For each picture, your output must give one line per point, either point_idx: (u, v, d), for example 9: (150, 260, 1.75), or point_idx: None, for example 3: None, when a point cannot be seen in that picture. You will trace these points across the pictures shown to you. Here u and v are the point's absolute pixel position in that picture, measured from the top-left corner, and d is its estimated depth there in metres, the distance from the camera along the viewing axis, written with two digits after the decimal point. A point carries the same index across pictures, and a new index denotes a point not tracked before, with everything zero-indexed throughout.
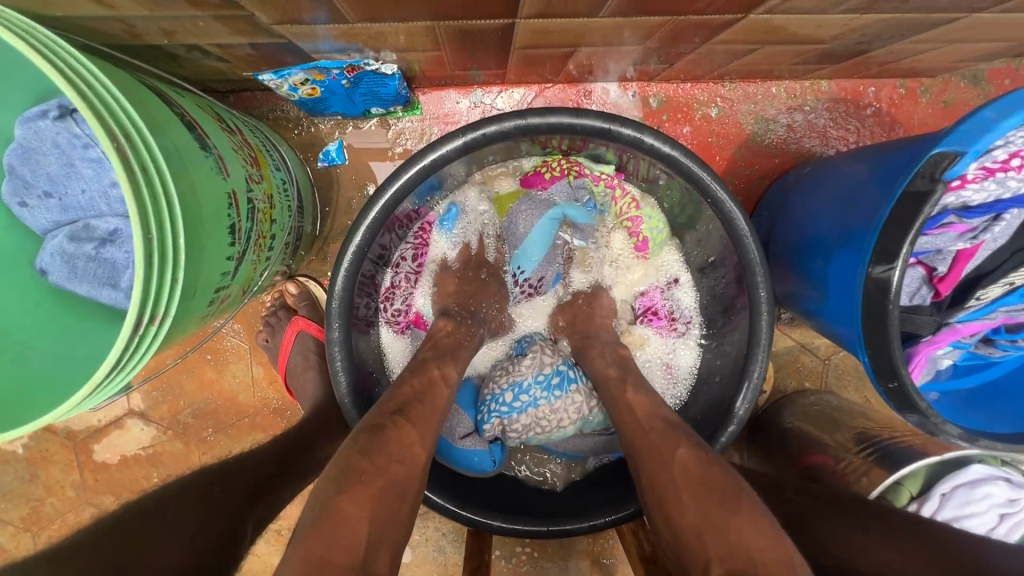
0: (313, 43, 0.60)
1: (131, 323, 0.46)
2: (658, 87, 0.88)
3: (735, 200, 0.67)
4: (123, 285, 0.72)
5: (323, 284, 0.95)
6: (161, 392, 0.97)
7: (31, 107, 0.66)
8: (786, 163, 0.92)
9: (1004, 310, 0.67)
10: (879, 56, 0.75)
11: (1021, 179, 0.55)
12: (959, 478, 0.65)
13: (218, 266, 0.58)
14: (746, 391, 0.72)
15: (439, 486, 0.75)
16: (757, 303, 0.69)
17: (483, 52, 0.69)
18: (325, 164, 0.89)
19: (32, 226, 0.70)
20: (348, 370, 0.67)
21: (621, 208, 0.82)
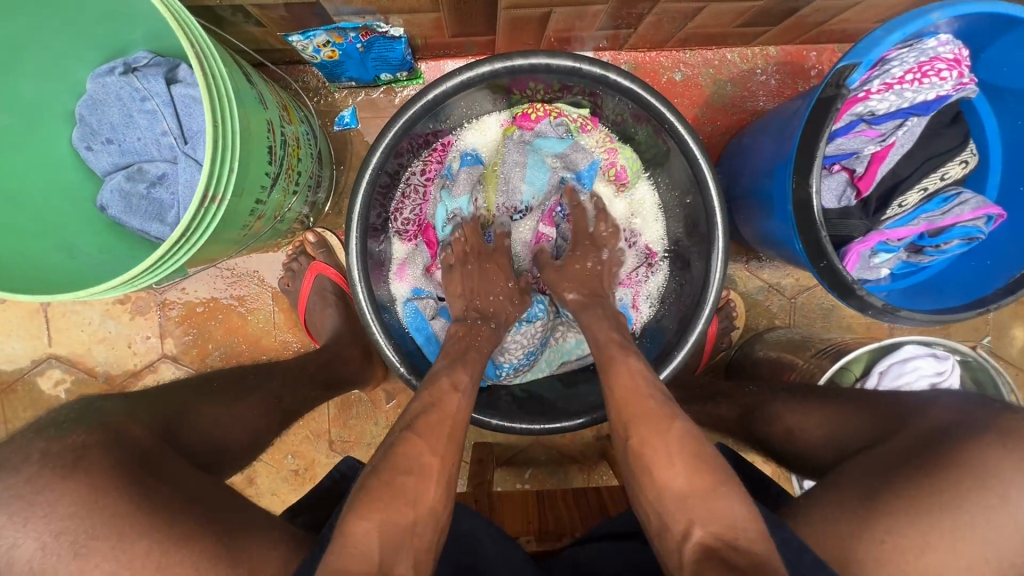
0: (336, 3, 0.74)
1: (194, 200, 0.58)
2: (628, 56, 1.02)
3: (690, 129, 0.78)
4: (169, 220, 0.83)
5: (339, 236, 1.07)
6: (192, 338, 1.08)
7: (101, 65, 0.79)
8: (743, 119, 1.05)
9: (925, 218, 0.78)
10: (810, 16, 0.88)
11: (915, 90, 0.67)
12: (893, 357, 0.76)
13: (258, 179, 0.70)
14: (710, 296, 0.82)
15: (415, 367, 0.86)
16: (712, 214, 0.81)
17: (473, 16, 0.83)
18: (341, 128, 1.02)
19: (94, 169, 0.83)
20: (361, 276, 0.78)
21: (602, 153, 0.94)
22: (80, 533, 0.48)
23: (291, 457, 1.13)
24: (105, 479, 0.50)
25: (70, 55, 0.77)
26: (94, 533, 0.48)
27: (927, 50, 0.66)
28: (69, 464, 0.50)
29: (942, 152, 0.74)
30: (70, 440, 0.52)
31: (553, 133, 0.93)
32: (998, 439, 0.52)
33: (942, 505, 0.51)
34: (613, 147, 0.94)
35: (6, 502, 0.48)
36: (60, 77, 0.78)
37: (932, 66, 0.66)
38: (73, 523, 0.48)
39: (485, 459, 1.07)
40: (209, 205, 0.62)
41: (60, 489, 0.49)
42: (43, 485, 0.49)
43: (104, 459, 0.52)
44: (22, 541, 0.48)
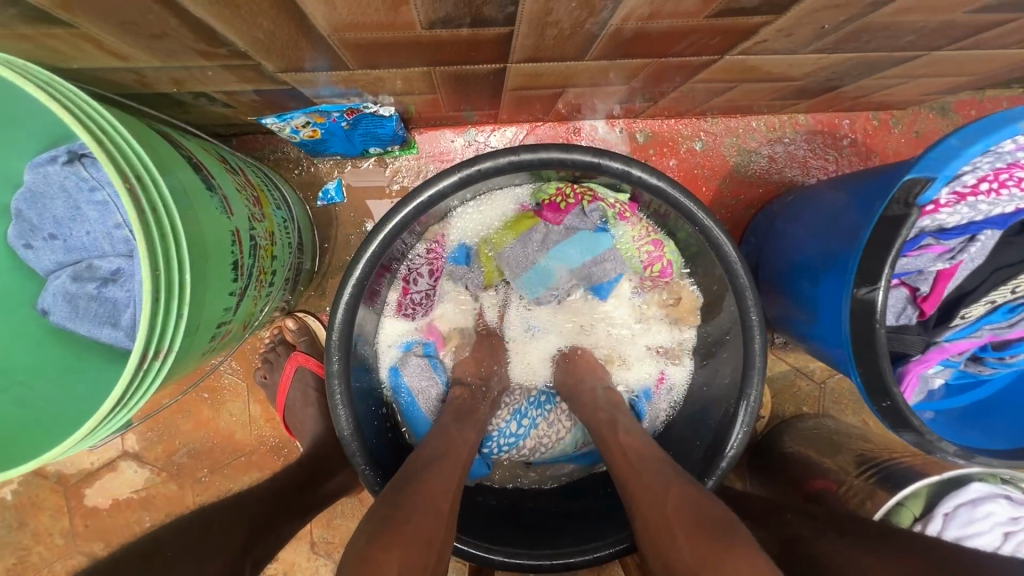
0: (315, 89, 0.63)
1: (132, 360, 0.47)
2: (644, 123, 0.93)
3: (721, 228, 0.69)
4: (123, 323, 0.73)
5: (322, 319, 0.96)
6: (156, 433, 0.96)
7: (41, 153, 0.68)
8: (769, 192, 0.96)
9: (989, 329, 0.69)
10: (850, 92, 0.79)
11: (991, 202, 0.57)
12: (959, 497, 0.66)
13: (221, 302, 0.59)
14: (743, 415, 0.72)
15: (383, 469, 0.74)
16: (750, 325, 0.71)
17: (474, 94, 0.73)
18: (324, 202, 0.91)
19: (35, 268, 0.71)
20: (344, 400, 0.67)
21: (641, 247, 0.84)
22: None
23: (268, 561, 1.01)
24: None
25: (3, 143, 0.66)
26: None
27: (1004, 155, 0.58)
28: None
29: (1012, 264, 0.64)
30: None
31: (586, 220, 0.83)
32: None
33: None
34: (656, 240, 0.84)
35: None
36: None
37: (1010, 176, 0.57)
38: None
39: (485, 566, 0.96)
40: (156, 356, 0.51)
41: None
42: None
43: None
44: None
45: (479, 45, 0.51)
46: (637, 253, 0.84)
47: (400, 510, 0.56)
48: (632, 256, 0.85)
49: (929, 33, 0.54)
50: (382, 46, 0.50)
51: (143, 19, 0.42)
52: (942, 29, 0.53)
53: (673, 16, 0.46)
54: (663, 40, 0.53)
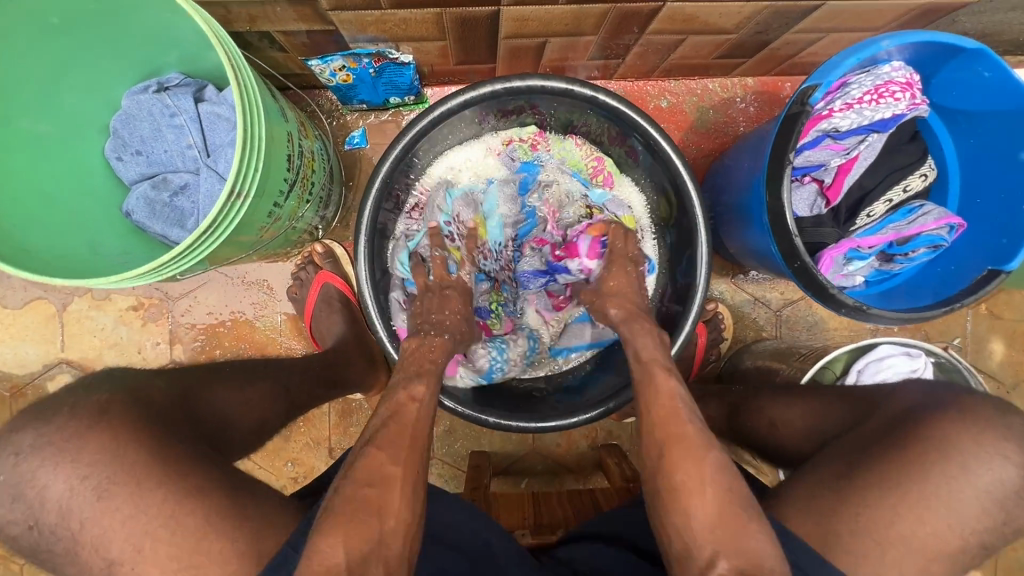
0: (353, 32, 0.82)
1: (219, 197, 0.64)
2: (618, 84, 1.11)
3: (673, 144, 0.85)
4: (189, 227, 0.90)
5: (345, 247, 1.13)
6: (200, 344, 1.12)
7: (136, 84, 0.87)
8: (725, 143, 1.13)
9: (892, 227, 0.84)
10: (781, 50, 0.97)
11: (873, 109, 0.74)
12: (870, 356, 0.81)
13: (276, 184, 0.77)
14: (695, 298, 0.87)
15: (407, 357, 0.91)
16: (694, 219, 0.86)
17: (477, 46, 0.91)
18: (351, 147, 1.10)
19: (122, 177, 0.89)
20: (368, 276, 0.83)
21: (587, 163, 1.04)
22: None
23: (290, 464, 1.15)
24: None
25: (108, 74, 0.84)
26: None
27: (881, 75, 0.74)
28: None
29: (901, 168, 0.81)
30: (104, 404, 0.57)
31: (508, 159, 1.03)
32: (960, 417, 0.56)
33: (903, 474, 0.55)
34: (594, 156, 1.03)
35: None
36: (99, 93, 0.85)
37: (886, 89, 0.73)
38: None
39: (482, 465, 1.09)
40: (226, 208, 0.68)
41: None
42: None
43: None
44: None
45: None
46: (583, 166, 1.03)
47: None
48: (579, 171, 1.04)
49: None
50: None
51: None
52: None
53: None
54: None
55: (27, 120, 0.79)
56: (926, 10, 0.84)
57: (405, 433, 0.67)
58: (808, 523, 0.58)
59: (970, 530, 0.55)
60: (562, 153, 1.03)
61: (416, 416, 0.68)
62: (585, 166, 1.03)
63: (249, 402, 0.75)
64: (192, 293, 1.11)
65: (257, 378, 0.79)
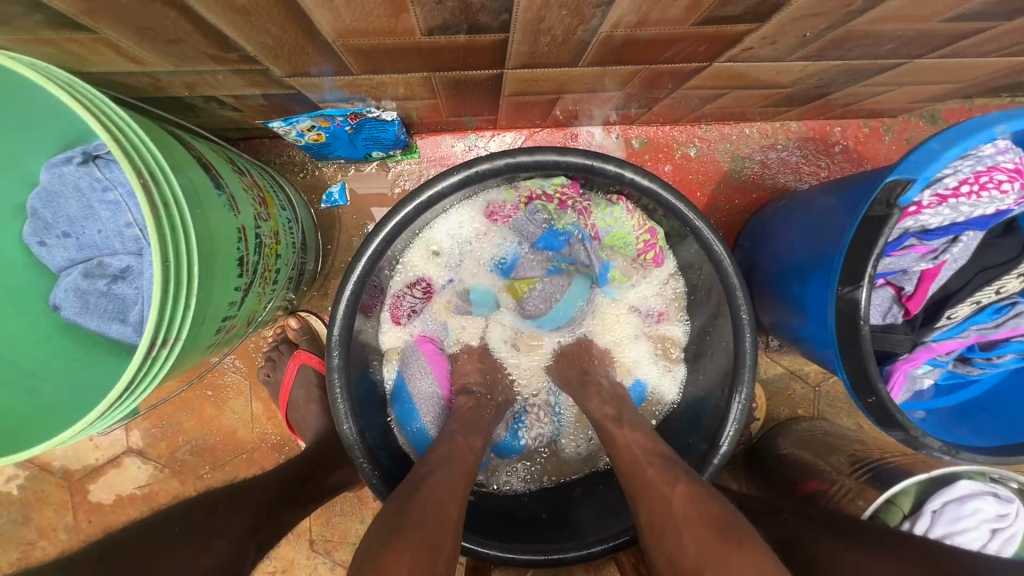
0: (320, 93, 0.66)
1: (142, 347, 0.49)
2: (640, 130, 0.95)
3: (714, 230, 0.71)
4: (131, 319, 0.75)
5: (324, 318, 0.98)
6: (160, 430, 0.98)
7: (57, 153, 0.71)
8: (763, 198, 0.98)
9: (975, 329, 0.70)
10: (839, 100, 0.81)
11: (972, 204, 0.59)
12: (947, 494, 0.66)
13: (227, 296, 0.61)
14: (734, 413, 0.74)
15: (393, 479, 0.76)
16: (740, 321, 0.72)
17: (475, 100, 0.75)
18: (328, 205, 0.94)
19: (48, 264, 0.74)
20: (345, 395, 0.69)
21: (638, 236, 0.84)
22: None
23: (267, 559, 1.02)
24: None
25: (20, 144, 0.68)
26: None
27: (983, 159, 0.59)
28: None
29: (995, 265, 0.65)
30: None
31: (531, 224, 0.86)
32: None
33: None
34: (649, 227, 0.83)
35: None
36: (11, 167, 0.70)
37: (991, 178, 0.58)
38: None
39: (482, 565, 0.97)
40: (156, 351, 0.53)
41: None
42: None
43: None
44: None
45: (477, 51, 0.54)
46: (630, 243, 0.84)
47: (405, 512, 0.56)
48: (626, 246, 0.85)
49: (908, 41, 0.56)
50: (384, 52, 0.53)
51: (160, 24, 0.45)
52: (919, 38, 0.56)
53: (659, 23, 0.49)
54: (651, 47, 0.55)
55: None
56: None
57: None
58: None
59: None
60: (609, 224, 0.83)
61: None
62: (633, 240, 0.84)
63: (199, 565, 0.61)
64: None
65: (209, 525, 0.65)
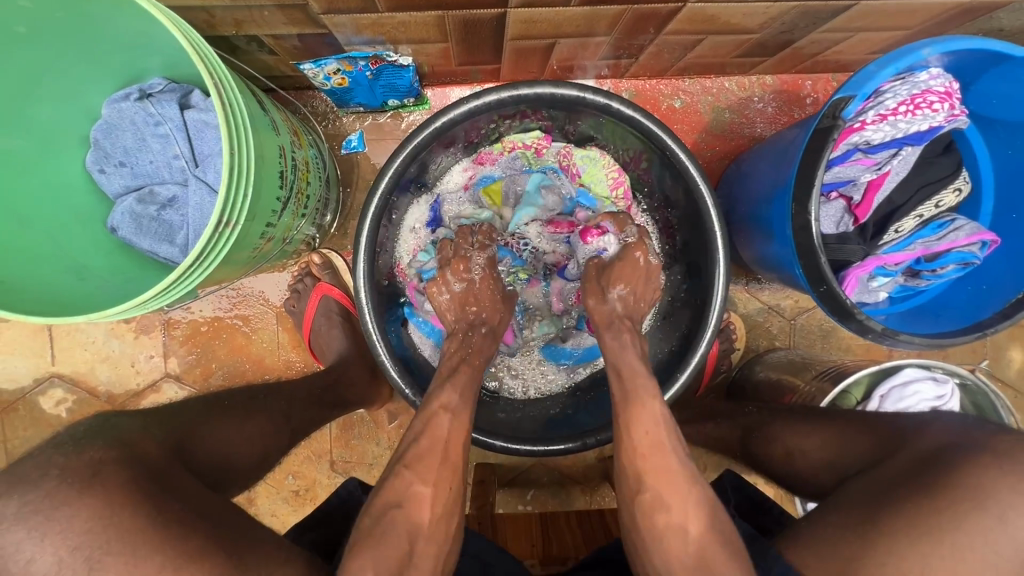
0: (347, 34, 0.76)
1: (210, 226, 0.59)
2: (629, 83, 1.05)
3: (690, 155, 0.81)
4: (178, 241, 0.85)
5: (344, 257, 1.08)
6: (195, 357, 1.08)
7: (116, 91, 0.81)
8: (741, 146, 1.08)
9: (921, 243, 0.79)
10: (805, 49, 0.91)
11: (908, 121, 0.69)
12: (893, 381, 0.76)
13: (269, 205, 0.72)
14: (711, 318, 0.83)
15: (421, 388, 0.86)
16: (712, 238, 0.82)
17: (481, 47, 0.85)
18: (348, 151, 1.04)
19: (107, 191, 0.84)
20: (369, 299, 0.79)
21: (609, 173, 0.99)
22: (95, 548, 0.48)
23: (291, 477, 1.12)
24: (121, 491, 0.51)
25: (86, 81, 0.78)
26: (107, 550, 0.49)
27: (919, 83, 0.68)
28: (86, 482, 0.51)
29: (934, 182, 0.76)
30: (86, 456, 0.53)
31: (512, 169, 1.00)
32: (995, 462, 0.53)
33: (944, 529, 0.51)
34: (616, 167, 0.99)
35: (24, 517, 0.48)
36: (78, 103, 0.80)
37: (924, 99, 0.68)
38: (89, 540, 0.48)
39: (487, 480, 1.07)
40: (215, 237, 0.63)
41: (77, 505, 0.49)
42: (62, 500, 0.49)
43: (117, 472, 0.53)
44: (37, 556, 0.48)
45: None
46: (602, 179, 0.99)
47: None
48: (598, 185, 1.00)
49: None
50: None
51: None
52: None
53: None
54: None
55: None
56: (965, 9, 0.78)
57: (408, 472, 0.65)
58: None
59: None
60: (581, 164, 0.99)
61: (420, 455, 0.66)
62: (604, 179, 1.00)
63: (246, 437, 0.71)
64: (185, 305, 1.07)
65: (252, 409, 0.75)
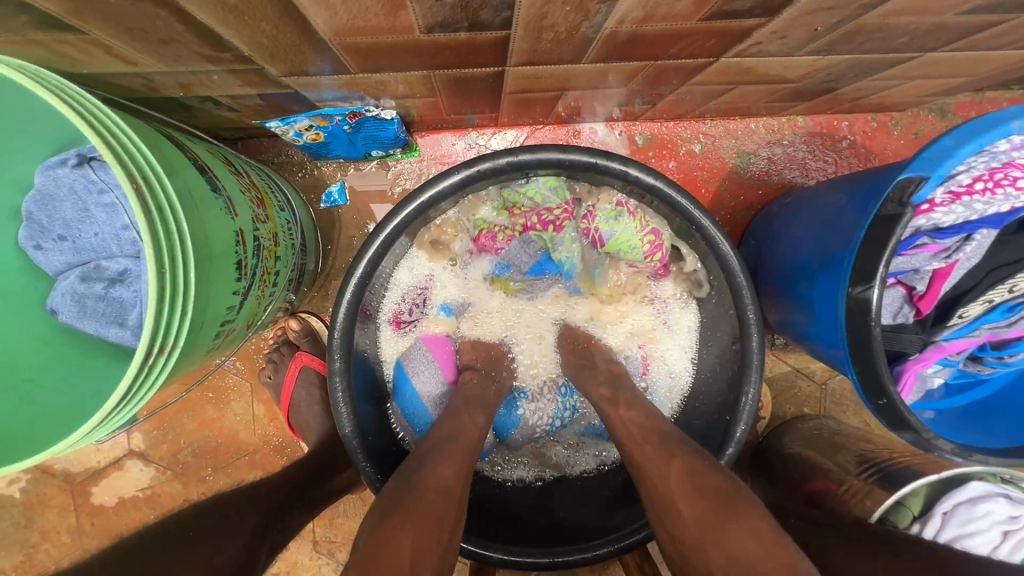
0: (317, 93, 0.64)
1: (140, 355, 0.48)
2: (643, 125, 0.94)
3: (719, 228, 0.70)
4: (130, 323, 0.74)
5: (325, 319, 0.97)
6: (162, 432, 0.97)
7: (52, 155, 0.70)
8: (768, 194, 0.97)
9: (987, 328, 0.69)
10: (847, 94, 0.80)
11: (986, 202, 0.58)
12: (959, 496, 0.65)
13: (225, 300, 0.61)
14: (743, 411, 0.72)
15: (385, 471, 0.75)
16: (747, 322, 0.71)
17: (476, 98, 0.74)
18: (328, 204, 0.93)
19: (45, 269, 0.73)
20: (346, 398, 0.68)
21: (642, 238, 0.79)
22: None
23: (272, 560, 1.02)
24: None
25: (14, 147, 0.67)
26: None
27: (998, 155, 0.58)
28: None
29: (1008, 263, 0.64)
30: None
31: (523, 254, 0.84)
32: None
33: None
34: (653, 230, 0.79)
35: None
36: (5, 171, 0.69)
37: (1005, 176, 0.57)
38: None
39: None
40: (153, 360, 0.52)
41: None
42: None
43: None
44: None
45: (477, 48, 0.53)
46: (637, 247, 0.80)
47: None
48: (631, 251, 0.80)
49: (921, 35, 0.55)
50: (383, 51, 0.51)
51: (150, 24, 0.44)
52: (934, 31, 0.54)
53: (666, 19, 0.47)
54: (656, 43, 0.54)
55: None
56: None
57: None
58: None
59: None
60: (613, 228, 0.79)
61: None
62: (639, 245, 0.80)
63: (203, 574, 0.61)
64: None
65: (213, 536, 0.65)
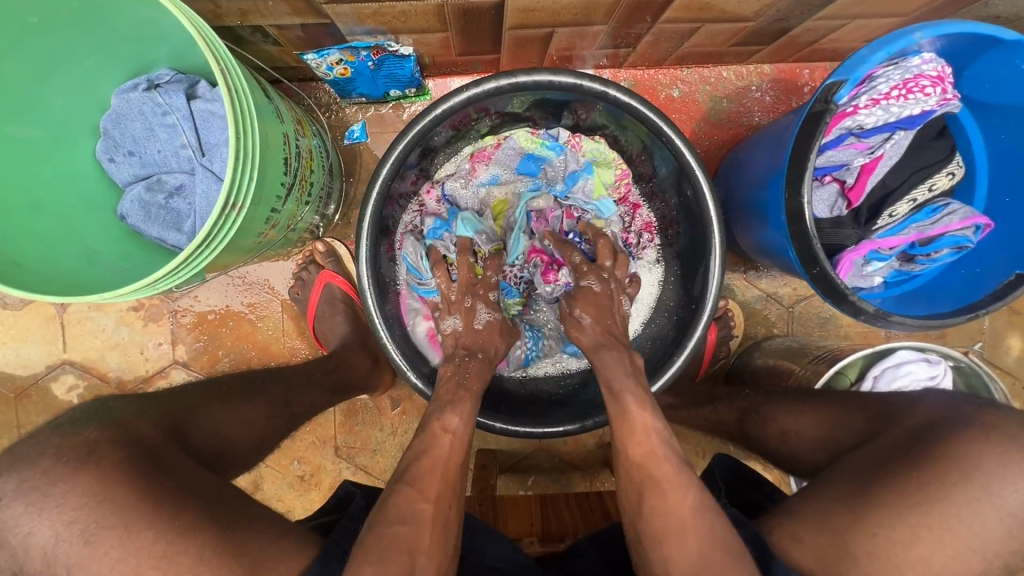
0: (349, 24, 0.78)
1: (215, 209, 0.61)
2: (628, 73, 1.06)
3: (687, 141, 0.82)
4: (186, 229, 0.87)
5: (347, 246, 1.10)
6: (202, 345, 1.10)
7: (125, 81, 0.83)
8: (739, 135, 1.09)
9: (915, 227, 0.81)
10: (801, 37, 0.92)
11: (901, 105, 0.70)
12: (887, 363, 0.78)
13: (274, 190, 0.74)
14: (708, 301, 0.84)
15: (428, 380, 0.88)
16: (709, 222, 0.83)
17: (481, 36, 0.87)
18: (351, 141, 1.06)
19: (116, 180, 0.86)
20: (370, 283, 0.81)
21: (618, 165, 0.99)
22: (90, 523, 0.52)
23: (297, 463, 1.15)
24: (115, 470, 0.54)
25: (96, 72, 0.80)
26: (103, 524, 0.52)
27: (910, 68, 0.69)
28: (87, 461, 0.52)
29: (926, 166, 0.77)
30: (83, 436, 0.56)
31: (511, 156, 1.00)
32: (983, 436, 0.54)
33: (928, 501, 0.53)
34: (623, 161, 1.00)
35: (24, 492, 0.53)
36: (87, 93, 0.82)
37: (916, 84, 0.69)
38: (84, 513, 0.52)
39: (488, 463, 1.09)
40: (220, 222, 0.65)
41: (73, 482, 0.53)
42: (58, 476, 0.53)
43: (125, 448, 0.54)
44: (36, 530, 0.52)
45: None
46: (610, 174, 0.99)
47: None
48: (605, 179, 1.00)
49: None
50: None
51: None
52: None
53: None
54: None
55: (11, 125, 0.75)
56: None
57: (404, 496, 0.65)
58: (827, 554, 0.56)
59: (1000, 560, 0.53)
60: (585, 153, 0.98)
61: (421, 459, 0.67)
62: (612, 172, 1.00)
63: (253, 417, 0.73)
64: (193, 292, 1.09)
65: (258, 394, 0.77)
